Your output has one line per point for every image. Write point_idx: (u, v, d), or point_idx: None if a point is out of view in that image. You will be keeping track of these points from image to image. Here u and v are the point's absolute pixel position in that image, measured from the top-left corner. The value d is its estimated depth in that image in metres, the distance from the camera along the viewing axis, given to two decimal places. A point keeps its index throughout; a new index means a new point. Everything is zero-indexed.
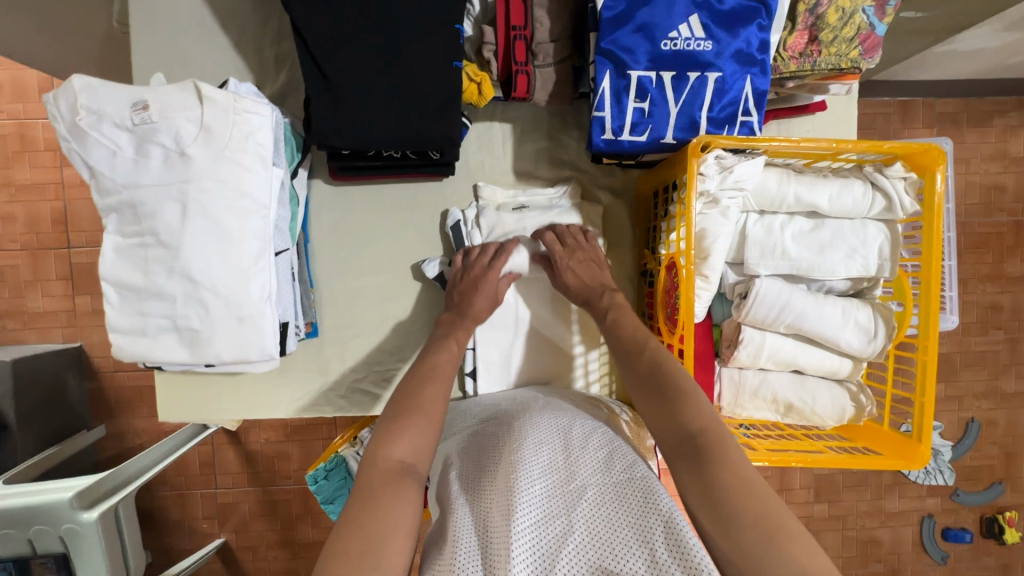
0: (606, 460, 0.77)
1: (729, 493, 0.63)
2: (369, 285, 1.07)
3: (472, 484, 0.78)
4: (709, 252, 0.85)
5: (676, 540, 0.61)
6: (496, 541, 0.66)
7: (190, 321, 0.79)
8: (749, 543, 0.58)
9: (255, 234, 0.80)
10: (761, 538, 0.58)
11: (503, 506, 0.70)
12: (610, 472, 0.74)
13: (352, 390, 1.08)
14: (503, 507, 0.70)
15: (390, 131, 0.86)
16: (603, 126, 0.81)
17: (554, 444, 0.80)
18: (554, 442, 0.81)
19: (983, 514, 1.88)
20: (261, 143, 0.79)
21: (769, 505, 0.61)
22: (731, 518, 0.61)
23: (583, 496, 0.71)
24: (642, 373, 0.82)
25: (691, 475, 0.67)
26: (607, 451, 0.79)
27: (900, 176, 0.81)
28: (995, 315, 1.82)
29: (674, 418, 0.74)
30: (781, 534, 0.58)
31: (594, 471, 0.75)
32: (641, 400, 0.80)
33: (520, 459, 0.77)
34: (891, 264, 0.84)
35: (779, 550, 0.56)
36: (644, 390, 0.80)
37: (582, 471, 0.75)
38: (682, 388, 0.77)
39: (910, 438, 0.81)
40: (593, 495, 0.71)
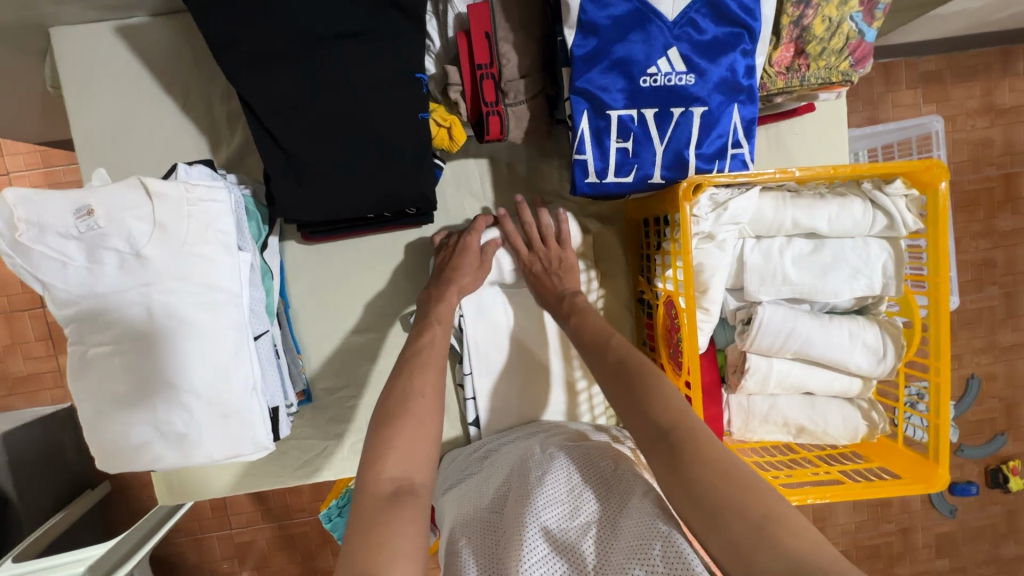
0: (608, 489, 0.75)
1: (710, 484, 0.58)
2: (358, 344, 1.03)
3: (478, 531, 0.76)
4: (709, 286, 0.82)
5: (676, 556, 0.59)
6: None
7: (174, 425, 0.75)
8: (740, 539, 0.54)
9: (229, 325, 0.75)
10: (752, 531, 0.53)
11: (510, 555, 0.68)
12: (614, 502, 0.73)
13: (355, 451, 1.05)
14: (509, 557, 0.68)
15: (361, 194, 0.81)
16: (585, 169, 0.76)
17: (555, 477, 0.78)
18: (558, 474, 0.79)
19: (988, 465, 1.91)
20: (222, 231, 0.74)
21: (760, 495, 0.56)
22: (718, 513, 0.56)
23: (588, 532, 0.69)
24: (608, 370, 0.76)
25: (666, 472, 0.62)
26: (609, 477, 0.77)
27: (900, 193, 0.77)
28: (988, 271, 1.82)
29: (642, 414, 0.68)
30: (772, 521, 0.53)
31: (597, 504, 0.73)
32: (612, 397, 0.74)
33: (524, 501, 0.75)
34: (896, 282, 0.81)
35: (774, 542, 0.51)
36: (611, 388, 0.74)
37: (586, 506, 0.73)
38: (647, 381, 0.71)
39: (928, 458, 0.79)
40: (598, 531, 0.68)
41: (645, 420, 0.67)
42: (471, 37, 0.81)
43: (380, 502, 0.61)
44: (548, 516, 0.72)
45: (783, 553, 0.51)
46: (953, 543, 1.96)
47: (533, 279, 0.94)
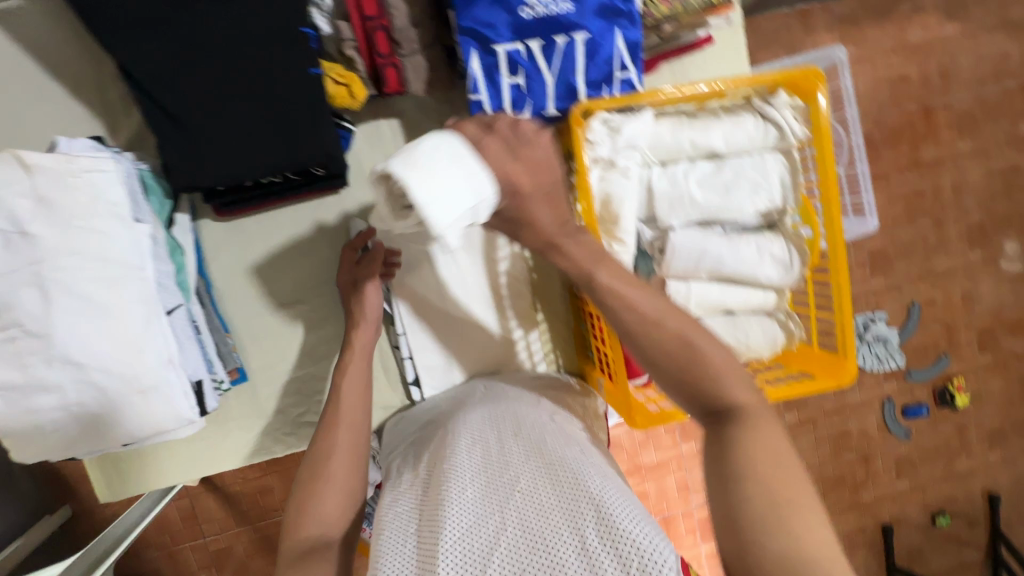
0: (539, 448, 0.74)
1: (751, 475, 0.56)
2: (289, 319, 1.02)
3: (409, 501, 0.75)
4: (621, 217, 0.82)
5: (607, 527, 0.60)
6: (428, 559, 0.63)
7: (87, 407, 0.73)
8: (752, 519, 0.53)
9: (136, 300, 0.74)
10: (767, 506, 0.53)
11: (436, 521, 0.67)
12: (544, 462, 0.72)
13: (299, 425, 1.04)
14: (433, 522, 0.67)
15: (261, 156, 0.80)
16: (482, 110, 0.77)
17: (487, 442, 0.78)
18: (487, 440, 0.78)
19: (935, 385, 1.99)
20: (115, 202, 0.72)
21: (788, 476, 0.55)
22: (737, 488, 0.56)
23: (514, 487, 0.68)
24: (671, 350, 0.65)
25: (714, 450, 0.60)
26: (541, 439, 0.76)
27: (787, 104, 0.80)
28: (917, 202, 1.90)
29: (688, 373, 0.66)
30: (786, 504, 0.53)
31: (526, 462, 0.72)
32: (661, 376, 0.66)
33: (454, 467, 0.74)
34: (794, 191, 0.84)
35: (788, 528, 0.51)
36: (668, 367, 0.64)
37: (514, 464, 0.72)
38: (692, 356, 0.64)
39: (838, 355, 0.84)
40: (526, 486, 0.68)
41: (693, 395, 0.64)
42: None
43: (293, 557, 0.69)
44: (481, 478, 0.71)
45: (786, 536, 0.51)
46: (911, 465, 2.03)
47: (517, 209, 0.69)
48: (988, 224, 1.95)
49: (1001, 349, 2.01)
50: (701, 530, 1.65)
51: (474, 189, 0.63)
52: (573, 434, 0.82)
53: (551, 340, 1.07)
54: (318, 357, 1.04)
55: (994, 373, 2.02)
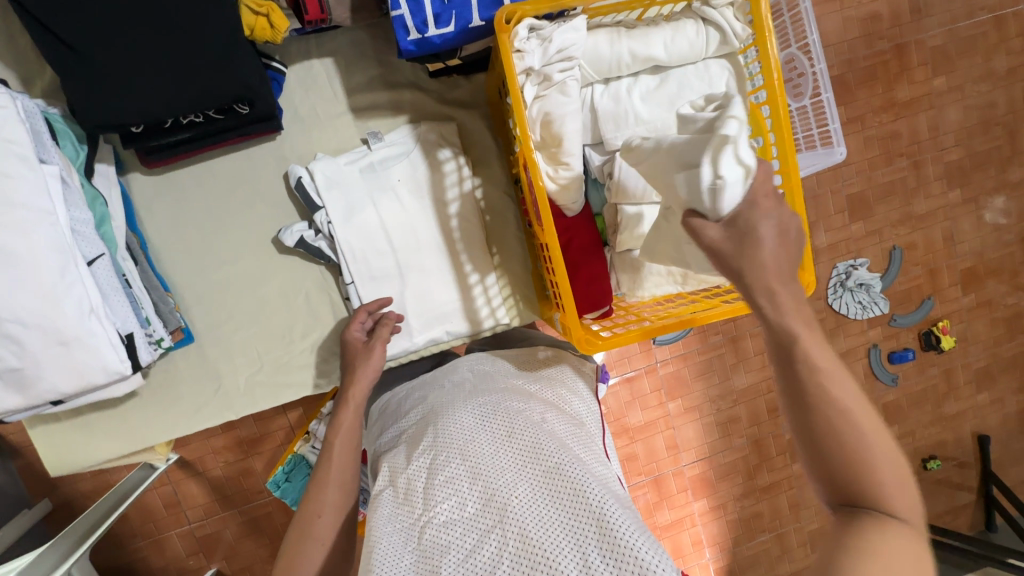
0: (533, 450, 0.72)
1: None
2: (233, 274, 0.98)
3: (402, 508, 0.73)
4: (564, 138, 0.79)
5: (610, 545, 0.60)
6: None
7: (5, 361, 0.70)
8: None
9: (47, 248, 0.69)
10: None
11: (437, 543, 0.67)
12: (540, 469, 0.70)
13: (254, 386, 1.00)
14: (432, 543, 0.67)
15: (176, 90, 0.76)
16: (404, 26, 0.72)
17: (478, 443, 0.74)
18: (479, 440, 0.75)
19: (921, 330, 1.96)
20: (11, 141, 0.67)
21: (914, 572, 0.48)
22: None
23: (511, 501, 0.66)
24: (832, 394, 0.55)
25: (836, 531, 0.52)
26: (535, 437, 0.73)
27: (726, 3, 0.76)
28: (894, 143, 1.86)
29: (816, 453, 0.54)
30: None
31: (521, 472, 0.70)
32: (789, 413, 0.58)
33: (445, 478, 0.72)
34: (740, 100, 0.80)
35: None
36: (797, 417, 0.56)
37: (508, 472, 0.70)
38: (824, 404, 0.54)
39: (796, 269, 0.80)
40: (524, 498, 0.67)
41: (829, 471, 0.54)
42: None
43: None
44: (476, 486, 0.69)
45: None
46: (899, 410, 2.01)
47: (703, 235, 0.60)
48: (968, 163, 1.91)
49: (986, 290, 1.98)
50: (691, 486, 1.63)
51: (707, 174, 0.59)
52: (567, 421, 0.80)
53: (509, 284, 1.03)
54: (267, 314, 0.99)
55: (979, 314, 1.99)
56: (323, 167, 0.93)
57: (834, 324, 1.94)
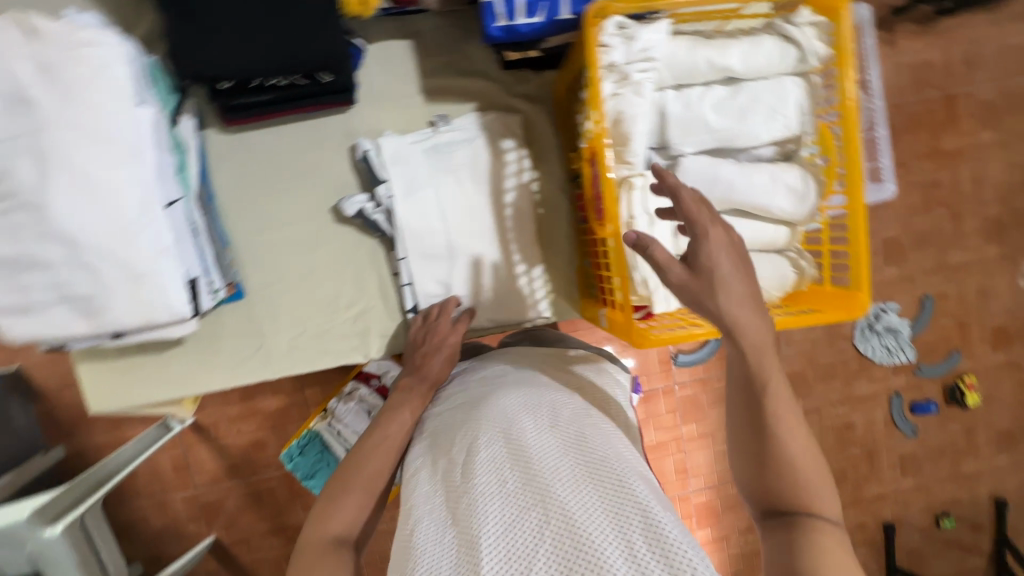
0: (578, 444, 0.71)
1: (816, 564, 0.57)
2: (288, 237, 1.00)
3: (439, 482, 0.71)
4: (631, 137, 0.80)
5: (657, 537, 0.58)
6: (464, 552, 0.61)
7: (78, 288, 0.72)
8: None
9: (132, 184, 0.72)
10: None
11: (471, 512, 0.64)
12: (583, 460, 0.69)
13: (294, 350, 1.02)
14: (469, 511, 0.64)
15: (270, 51, 0.79)
16: (494, 12, 0.75)
17: (522, 428, 0.74)
18: (523, 425, 0.74)
19: (945, 383, 1.93)
20: (115, 79, 0.70)
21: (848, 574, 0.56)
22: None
23: (553, 482, 0.64)
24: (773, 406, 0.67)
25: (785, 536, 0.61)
26: (580, 432, 0.73)
27: (808, 22, 0.78)
28: (935, 192, 1.85)
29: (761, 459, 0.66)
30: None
31: (564, 460, 0.69)
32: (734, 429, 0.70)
33: (486, 454, 0.70)
34: (810, 118, 0.82)
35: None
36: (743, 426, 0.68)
37: (552, 457, 0.69)
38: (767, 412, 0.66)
39: (850, 290, 0.81)
40: (566, 482, 0.65)
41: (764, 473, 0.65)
42: None
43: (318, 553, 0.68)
44: (518, 464, 0.68)
45: None
46: (915, 462, 1.97)
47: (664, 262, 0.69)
48: (1007, 219, 1.89)
49: (1015, 349, 1.95)
50: (697, 514, 1.61)
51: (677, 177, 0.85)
52: (609, 424, 0.79)
53: (553, 280, 1.05)
54: (316, 281, 1.01)
55: (1006, 373, 1.96)
56: (389, 143, 0.96)
57: (857, 367, 1.92)
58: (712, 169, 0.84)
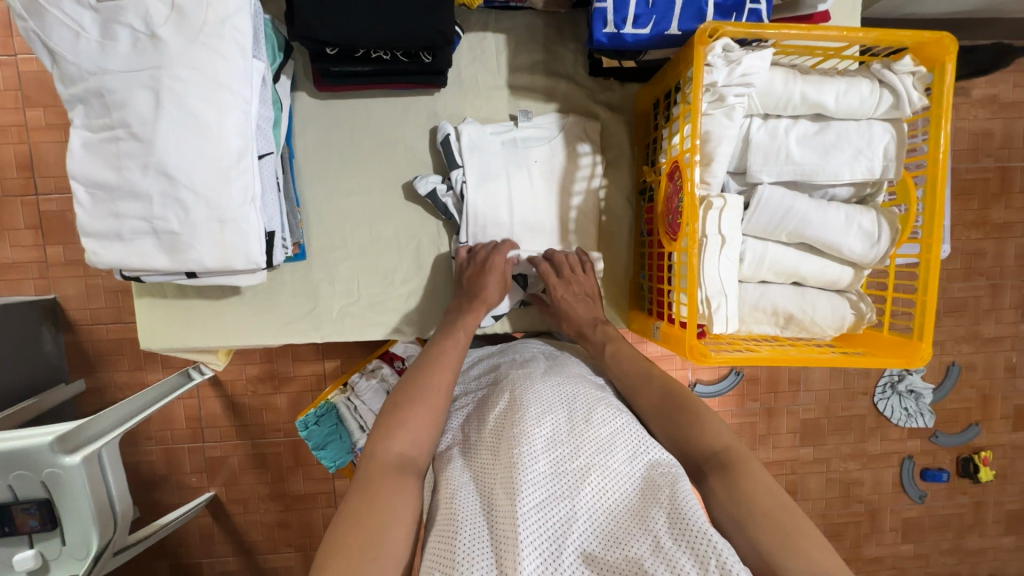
0: (611, 434, 0.74)
1: (754, 497, 0.64)
2: (357, 206, 1.02)
3: (475, 459, 0.75)
4: (714, 157, 0.82)
5: (680, 527, 0.60)
6: (501, 523, 0.63)
7: (168, 223, 0.74)
8: (765, 546, 0.60)
9: (235, 130, 0.74)
10: (776, 542, 0.60)
11: (504, 489, 0.67)
12: (616, 451, 0.72)
13: (343, 316, 1.04)
14: (506, 485, 0.67)
15: (380, 25, 0.81)
16: (604, 19, 0.78)
17: (557, 417, 0.77)
18: (557, 414, 0.77)
19: (960, 454, 1.91)
20: (238, 30, 0.73)
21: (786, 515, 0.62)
22: (758, 516, 0.62)
23: (585, 480, 0.68)
24: (648, 391, 0.83)
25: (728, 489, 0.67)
26: (613, 422, 0.76)
27: (908, 71, 0.78)
28: (978, 261, 1.84)
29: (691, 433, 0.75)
30: (800, 533, 0.60)
31: (598, 448, 0.72)
32: (652, 420, 0.81)
33: (522, 433, 0.72)
34: (896, 165, 0.82)
35: (807, 557, 0.57)
36: (657, 413, 0.81)
37: (585, 448, 0.71)
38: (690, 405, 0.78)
39: (912, 339, 0.81)
40: (597, 477, 0.68)
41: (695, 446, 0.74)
42: None
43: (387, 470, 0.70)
44: (550, 453, 0.71)
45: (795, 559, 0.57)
46: (919, 529, 1.94)
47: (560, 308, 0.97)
48: None
49: None
50: None
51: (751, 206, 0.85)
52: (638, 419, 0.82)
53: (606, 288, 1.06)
54: (377, 254, 1.04)
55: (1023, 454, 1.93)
56: (470, 130, 0.98)
57: (874, 423, 1.90)
58: (787, 202, 0.84)
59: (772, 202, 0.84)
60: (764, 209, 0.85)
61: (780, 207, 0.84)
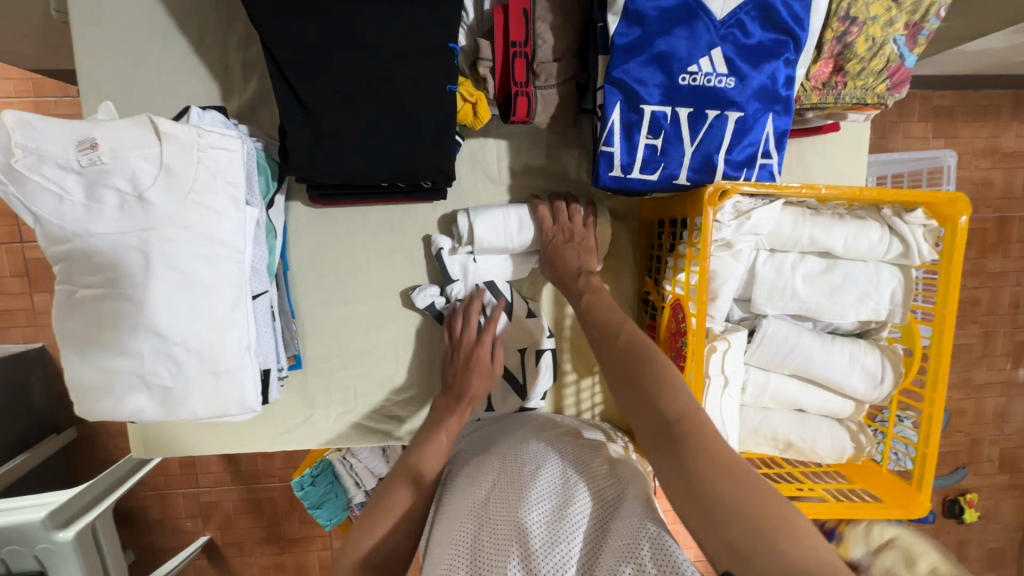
0: (602, 485, 0.75)
1: (710, 476, 0.56)
2: (355, 314, 1.00)
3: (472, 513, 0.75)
4: (718, 295, 0.81)
5: (666, 559, 0.58)
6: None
7: (160, 378, 0.72)
8: (735, 538, 0.52)
9: (228, 280, 0.72)
10: (745, 529, 0.52)
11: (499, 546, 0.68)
12: (605, 500, 0.72)
13: (339, 421, 1.03)
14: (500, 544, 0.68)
15: (378, 161, 0.78)
16: (610, 162, 0.75)
17: (551, 466, 0.78)
18: (551, 464, 0.78)
19: (947, 496, 1.93)
20: (231, 182, 0.71)
21: (749, 485, 0.55)
22: (718, 511, 0.54)
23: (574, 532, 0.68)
24: (615, 357, 0.73)
25: (676, 463, 0.59)
26: (604, 474, 0.77)
27: (920, 223, 0.78)
28: (972, 309, 1.83)
29: (647, 399, 0.66)
30: (767, 520, 0.52)
31: (589, 496, 0.73)
32: (614, 385, 0.71)
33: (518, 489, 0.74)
34: (902, 310, 0.81)
35: (772, 544, 0.50)
36: (617, 376, 0.71)
37: (577, 499, 0.72)
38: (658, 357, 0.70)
39: (910, 485, 0.81)
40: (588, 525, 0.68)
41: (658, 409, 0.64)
42: (509, 12, 0.79)
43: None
44: (542, 506, 0.71)
45: (777, 554, 0.50)
46: None
47: (550, 250, 0.90)
48: None
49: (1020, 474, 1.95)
50: None
51: (756, 343, 0.84)
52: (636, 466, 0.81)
53: (603, 389, 1.08)
54: (375, 364, 1.02)
55: (1008, 495, 1.96)
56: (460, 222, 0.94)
57: None
58: (789, 340, 0.83)
59: (773, 339, 0.83)
60: (767, 346, 0.84)
61: (784, 344, 0.83)
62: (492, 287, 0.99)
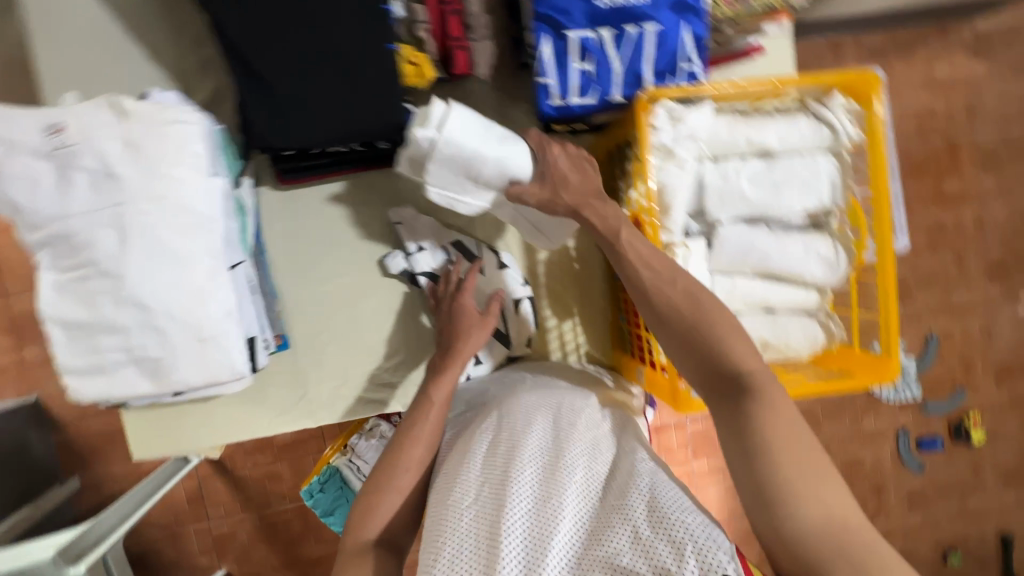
0: (595, 445, 0.76)
1: (774, 439, 0.62)
2: (336, 289, 1.04)
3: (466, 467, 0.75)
4: (672, 206, 0.85)
5: (660, 521, 0.61)
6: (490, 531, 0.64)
7: (148, 349, 0.75)
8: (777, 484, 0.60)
9: (203, 251, 0.74)
10: (803, 483, 0.59)
11: (496, 494, 0.68)
12: (598, 459, 0.74)
13: (333, 395, 1.05)
14: (497, 494, 0.68)
15: (334, 123, 0.83)
16: (550, 93, 0.80)
17: (545, 424, 0.78)
18: (545, 421, 0.79)
19: (951, 420, 1.95)
20: (198, 153, 0.74)
21: (808, 457, 0.61)
22: (768, 452, 0.62)
23: (569, 481, 0.69)
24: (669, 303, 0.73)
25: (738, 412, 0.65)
26: (596, 435, 0.78)
27: (841, 107, 0.84)
28: (940, 233, 1.89)
29: (715, 352, 0.69)
30: (821, 482, 0.59)
31: (583, 450, 0.74)
32: (668, 321, 0.73)
33: (513, 445, 0.74)
34: (841, 192, 0.87)
35: (815, 492, 0.59)
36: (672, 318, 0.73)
37: (572, 453, 0.73)
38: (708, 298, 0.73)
39: (881, 355, 0.85)
40: (581, 478, 0.70)
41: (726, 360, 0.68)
42: None
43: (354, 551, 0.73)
44: (538, 460, 0.72)
45: (821, 505, 0.58)
46: (924, 499, 1.98)
47: (547, 165, 0.84)
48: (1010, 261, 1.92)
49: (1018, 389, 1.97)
50: None
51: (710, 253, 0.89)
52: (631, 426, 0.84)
53: (586, 329, 1.12)
54: (361, 334, 1.05)
55: (1010, 412, 1.98)
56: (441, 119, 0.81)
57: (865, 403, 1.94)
58: (742, 242, 0.88)
59: (726, 245, 0.88)
60: (722, 254, 0.89)
61: (738, 248, 0.88)
62: (460, 246, 1.02)
